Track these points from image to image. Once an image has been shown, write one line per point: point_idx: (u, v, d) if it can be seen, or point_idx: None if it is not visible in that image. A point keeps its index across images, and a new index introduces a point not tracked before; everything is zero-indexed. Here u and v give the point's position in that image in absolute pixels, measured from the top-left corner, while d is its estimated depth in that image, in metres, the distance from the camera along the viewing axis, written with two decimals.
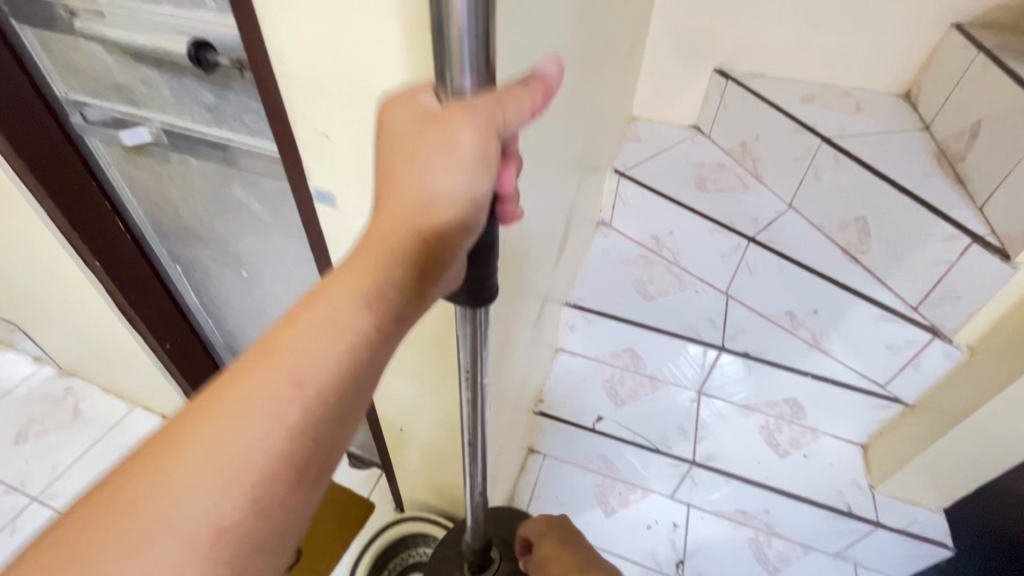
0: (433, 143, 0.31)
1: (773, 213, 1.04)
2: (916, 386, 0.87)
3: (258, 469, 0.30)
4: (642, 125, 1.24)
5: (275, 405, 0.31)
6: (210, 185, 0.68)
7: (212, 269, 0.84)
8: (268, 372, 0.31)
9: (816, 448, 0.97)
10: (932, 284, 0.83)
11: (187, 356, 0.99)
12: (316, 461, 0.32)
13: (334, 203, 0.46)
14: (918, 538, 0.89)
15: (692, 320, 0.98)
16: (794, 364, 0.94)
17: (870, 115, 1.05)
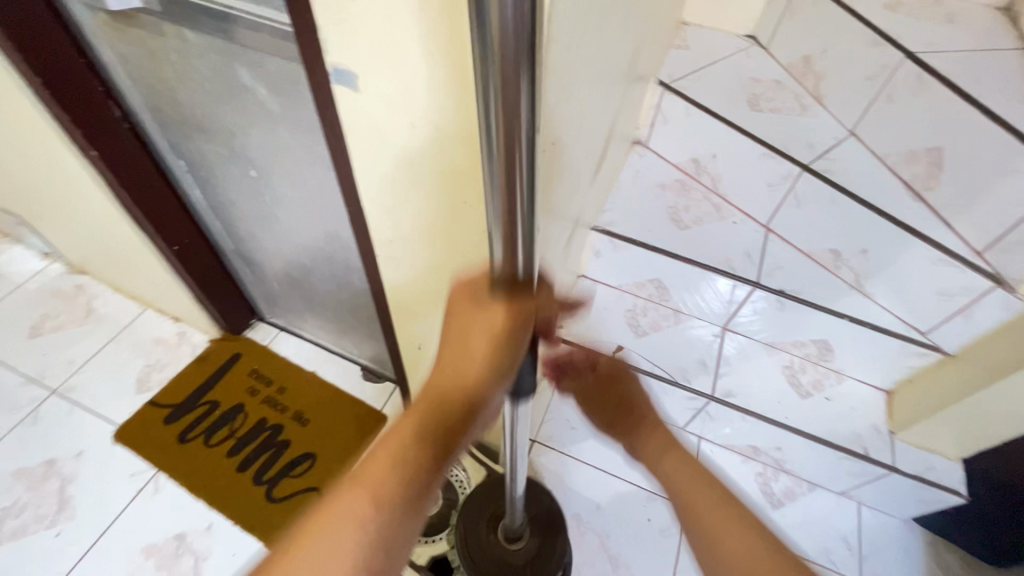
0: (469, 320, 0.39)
1: (831, 139, 0.93)
2: (964, 334, 0.80)
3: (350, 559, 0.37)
4: (692, 32, 1.11)
5: (349, 517, 0.38)
6: (211, 64, 0.59)
7: (217, 166, 0.77)
8: (345, 504, 0.39)
9: (839, 391, 0.93)
10: (1006, 227, 0.76)
11: (196, 258, 0.95)
12: (389, 551, 0.38)
13: (355, 85, 0.39)
14: (930, 484, 0.88)
15: (726, 254, 0.92)
16: (830, 306, 0.89)
17: (962, 29, 0.91)
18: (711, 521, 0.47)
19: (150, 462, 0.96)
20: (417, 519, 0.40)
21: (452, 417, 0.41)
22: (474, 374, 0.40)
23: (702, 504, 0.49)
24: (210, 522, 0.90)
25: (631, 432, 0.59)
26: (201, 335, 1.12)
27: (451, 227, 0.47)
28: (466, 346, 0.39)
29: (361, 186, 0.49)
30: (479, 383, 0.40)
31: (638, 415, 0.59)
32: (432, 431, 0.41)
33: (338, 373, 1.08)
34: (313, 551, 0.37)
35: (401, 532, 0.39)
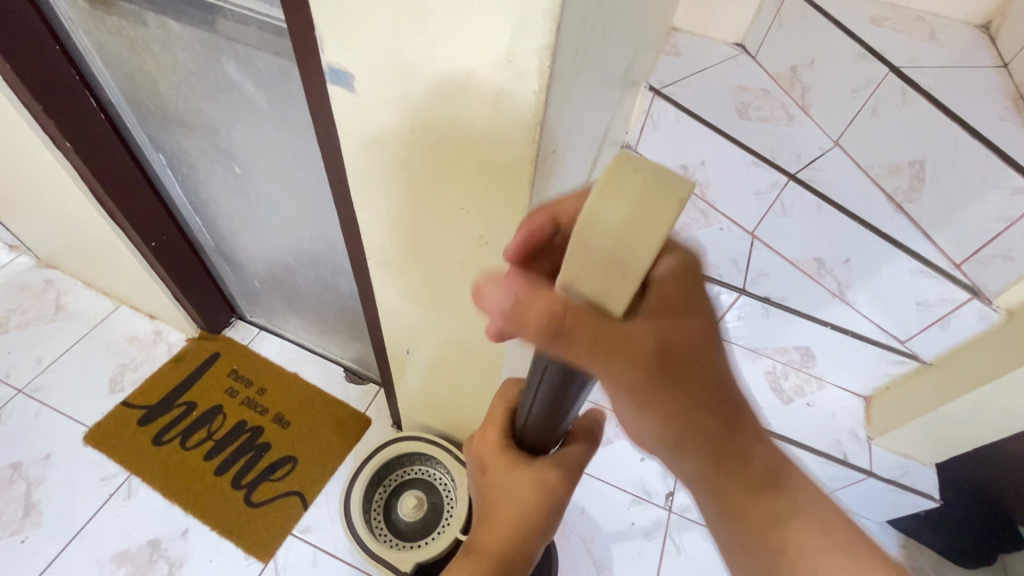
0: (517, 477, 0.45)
1: (816, 150, 0.94)
2: (941, 345, 0.83)
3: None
4: (682, 38, 1.12)
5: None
6: (195, 57, 0.57)
7: (199, 162, 0.75)
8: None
9: (820, 397, 0.98)
10: (987, 239, 0.76)
11: (174, 256, 0.92)
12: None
13: (352, 86, 0.38)
14: (906, 489, 0.90)
15: (715, 263, 0.96)
16: (813, 314, 0.92)
17: (943, 45, 0.93)
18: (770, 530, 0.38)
19: (122, 465, 0.93)
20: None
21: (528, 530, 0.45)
22: (529, 527, 0.45)
23: (747, 509, 0.38)
24: (186, 527, 0.88)
25: (699, 329, 0.33)
26: (178, 334, 1.09)
27: (446, 235, 0.46)
28: (515, 498, 0.45)
29: (355, 189, 0.48)
30: (535, 535, 0.45)
31: (716, 396, 0.34)
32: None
33: (321, 374, 1.06)
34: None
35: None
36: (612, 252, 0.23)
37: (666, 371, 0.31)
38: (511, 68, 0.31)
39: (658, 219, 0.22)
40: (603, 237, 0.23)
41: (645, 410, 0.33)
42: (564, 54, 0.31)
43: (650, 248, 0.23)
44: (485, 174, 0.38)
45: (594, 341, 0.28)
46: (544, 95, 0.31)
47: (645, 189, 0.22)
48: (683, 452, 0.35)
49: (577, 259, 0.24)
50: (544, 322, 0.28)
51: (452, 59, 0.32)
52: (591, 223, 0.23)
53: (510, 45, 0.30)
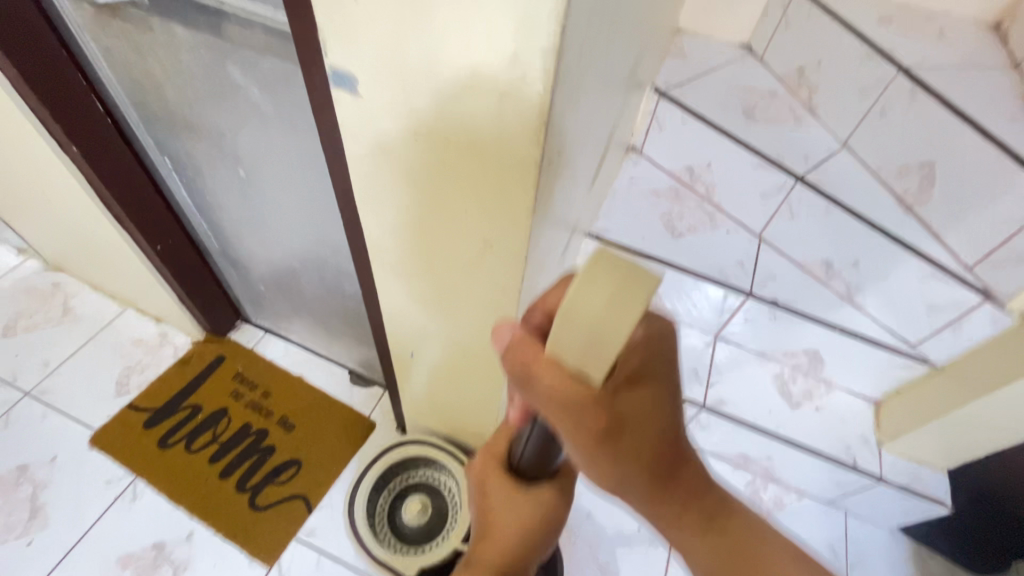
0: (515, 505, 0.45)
1: (823, 151, 0.94)
2: (952, 348, 0.82)
3: None
4: (687, 39, 1.11)
5: None
6: (201, 62, 0.57)
7: (205, 166, 0.75)
8: None
9: (829, 401, 0.94)
10: (996, 243, 0.76)
11: (180, 259, 0.93)
12: None
13: (355, 89, 0.37)
14: (917, 495, 0.89)
15: (721, 262, 0.90)
16: (821, 316, 0.88)
17: (953, 45, 0.92)
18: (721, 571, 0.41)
19: (127, 468, 0.93)
20: None
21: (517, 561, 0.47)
22: (523, 547, 0.46)
23: (698, 552, 0.41)
24: (191, 531, 0.88)
25: (658, 399, 0.35)
26: (183, 337, 1.09)
27: (448, 238, 0.46)
28: (513, 518, 0.46)
29: (359, 192, 0.47)
30: (526, 557, 0.47)
31: (667, 458, 0.37)
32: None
33: (326, 377, 1.06)
34: None
35: None
36: (591, 332, 0.26)
37: (622, 437, 0.34)
38: (515, 70, 0.30)
39: (628, 311, 0.25)
40: (581, 321, 0.26)
41: (600, 469, 0.36)
42: (569, 55, 0.30)
43: (622, 333, 0.26)
44: (489, 178, 0.38)
45: (556, 406, 0.31)
46: (549, 96, 0.31)
47: (618, 286, 0.26)
48: (623, 495, 0.39)
49: (561, 336, 0.28)
50: (519, 375, 0.32)
51: (456, 62, 0.32)
52: (570, 311, 0.26)
53: (515, 47, 0.29)
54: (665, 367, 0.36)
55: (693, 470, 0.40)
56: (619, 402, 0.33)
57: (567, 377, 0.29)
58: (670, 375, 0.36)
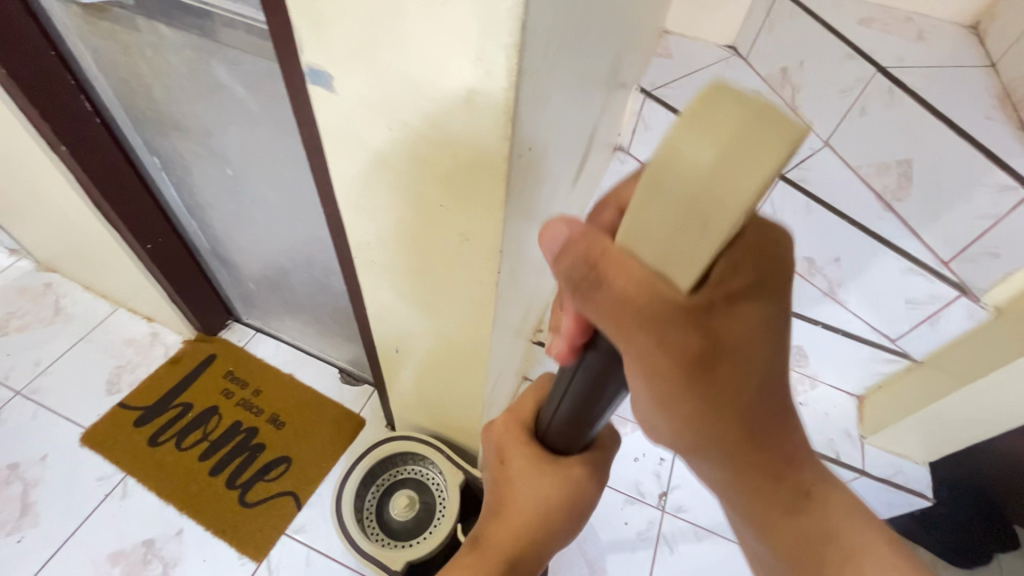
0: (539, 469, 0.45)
1: (806, 150, 0.94)
2: (931, 342, 0.84)
3: None
4: (673, 41, 1.13)
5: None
6: (186, 61, 0.58)
7: (193, 164, 0.76)
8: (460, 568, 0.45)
9: (813, 396, 0.97)
10: (972, 238, 0.76)
11: (170, 258, 0.93)
12: None
13: (331, 85, 0.38)
14: (899, 489, 0.91)
15: None
16: (804, 312, 0.94)
17: (931, 46, 0.94)
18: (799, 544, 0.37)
19: (118, 465, 0.93)
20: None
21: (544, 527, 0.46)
22: (546, 522, 0.45)
23: (774, 524, 0.36)
24: (181, 527, 0.88)
25: (770, 319, 0.28)
26: (175, 336, 1.10)
27: (425, 233, 0.47)
28: (536, 489, 0.45)
29: (339, 188, 0.48)
30: (550, 533, 0.46)
31: (765, 404, 0.31)
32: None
33: (316, 375, 1.07)
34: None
35: None
36: (690, 199, 0.21)
37: (707, 370, 0.28)
38: (480, 67, 0.31)
39: (756, 163, 0.19)
40: (683, 179, 0.20)
41: (678, 409, 0.30)
42: (532, 52, 0.31)
43: (746, 197, 0.20)
44: (461, 172, 0.39)
45: (632, 312, 0.25)
46: (513, 92, 0.32)
47: (743, 130, 0.19)
48: (704, 451, 0.33)
49: (649, 209, 0.22)
50: (582, 273, 0.27)
51: (424, 57, 0.33)
52: (673, 164, 0.20)
53: (479, 44, 0.30)
54: (787, 284, 0.28)
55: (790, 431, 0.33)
56: (717, 321, 0.26)
57: (645, 276, 0.24)
58: (787, 298, 0.29)
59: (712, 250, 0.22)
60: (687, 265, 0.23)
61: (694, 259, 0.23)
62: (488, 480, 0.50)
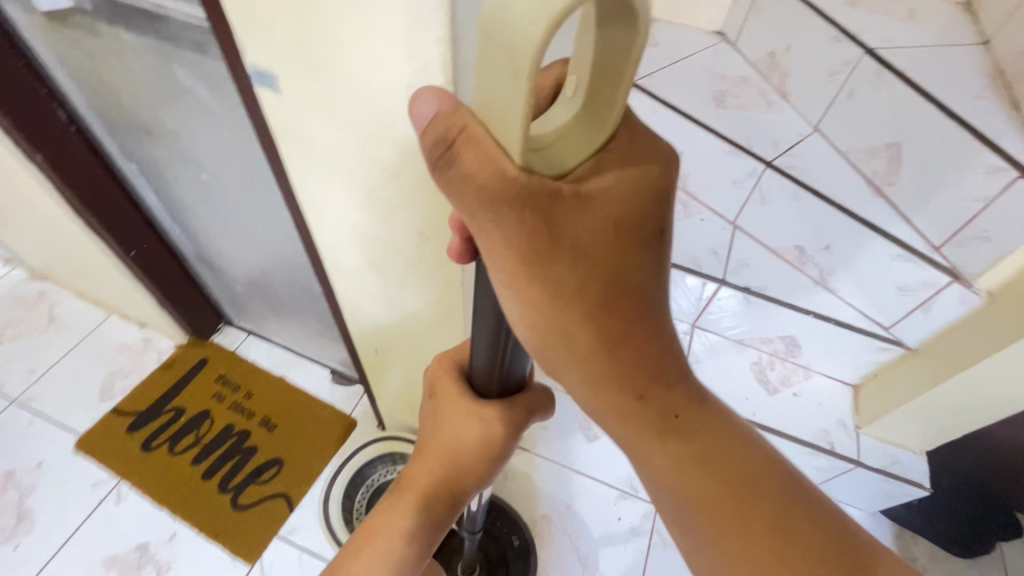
0: (462, 415, 0.45)
1: (795, 136, 0.93)
2: (925, 330, 0.81)
3: (390, 549, 0.47)
4: (660, 28, 1.11)
5: (391, 520, 0.47)
6: (150, 65, 0.58)
7: (169, 169, 0.75)
8: (391, 505, 0.48)
9: (806, 387, 0.95)
10: (964, 221, 0.74)
11: (157, 264, 0.94)
12: (419, 545, 0.48)
13: (276, 88, 0.38)
14: (895, 478, 0.88)
15: (693, 250, 0.92)
16: (794, 301, 0.89)
17: (922, 24, 0.91)
18: (693, 483, 0.34)
19: (112, 471, 0.94)
20: (440, 528, 0.49)
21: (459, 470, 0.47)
22: (461, 462, 0.46)
23: (659, 459, 0.34)
24: (174, 531, 0.89)
25: (630, 209, 0.27)
26: (167, 341, 1.10)
27: (388, 235, 0.47)
28: (455, 426, 0.45)
29: (300, 191, 0.48)
30: (467, 468, 0.46)
31: (635, 307, 0.29)
32: (425, 516, 0.48)
33: (308, 377, 1.07)
34: (374, 539, 0.47)
35: (429, 539, 0.48)
36: (502, 41, 0.20)
37: (553, 259, 0.27)
38: (416, 62, 0.31)
39: None
40: (499, 21, 0.20)
41: (529, 303, 0.29)
42: (468, 48, 0.31)
43: (540, 28, 0.18)
44: (416, 173, 0.39)
45: (474, 191, 0.24)
46: (451, 86, 0.31)
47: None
48: (572, 358, 0.31)
49: (488, 60, 0.21)
50: (439, 151, 0.24)
51: (361, 61, 0.32)
52: (501, 8, 0.19)
53: (416, 46, 0.30)
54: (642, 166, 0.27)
55: (665, 340, 0.32)
56: (561, 211, 0.25)
57: (492, 153, 0.23)
58: (648, 197, 0.28)
59: (527, 102, 0.20)
60: (511, 126, 0.21)
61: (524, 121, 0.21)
62: (420, 419, 0.49)
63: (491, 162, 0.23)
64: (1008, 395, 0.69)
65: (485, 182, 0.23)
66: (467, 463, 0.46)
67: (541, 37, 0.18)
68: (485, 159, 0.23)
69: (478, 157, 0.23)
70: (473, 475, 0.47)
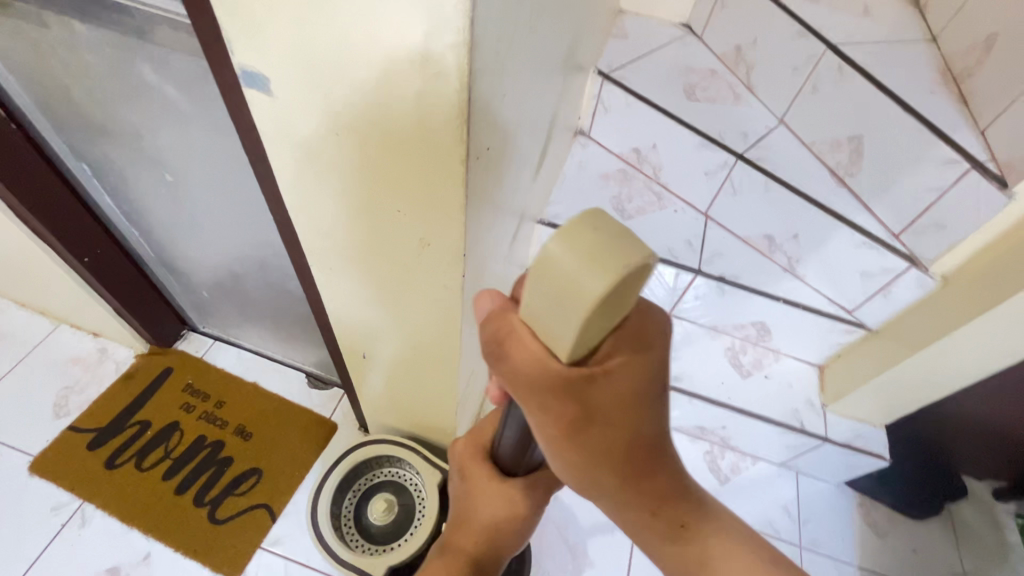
0: (491, 493, 0.45)
1: (762, 129, 0.96)
2: (885, 311, 0.86)
3: None
4: (629, 20, 1.12)
5: None
6: (107, 59, 0.53)
7: (128, 170, 0.70)
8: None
9: (777, 368, 0.99)
10: (920, 210, 0.79)
11: (113, 270, 0.88)
12: None
13: (268, 89, 0.36)
14: (859, 451, 0.95)
15: (669, 243, 0.92)
16: (766, 288, 0.91)
17: (876, 20, 0.95)
18: None
19: (73, 493, 0.88)
20: None
21: (489, 550, 0.46)
22: (494, 538, 0.46)
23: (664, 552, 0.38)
24: (148, 551, 0.85)
25: (654, 379, 0.28)
26: (125, 350, 1.04)
27: (384, 241, 0.46)
28: (489, 511, 0.45)
29: (288, 194, 0.46)
30: (497, 552, 0.47)
31: (653, 447, 0.32)
32: None
33: (283, 382, 1.03)
34: None
35: None
36: (558, 293, 0.22)
37: (591, 426, 0.29)
38: (428, 68, 0.29)
39: (603, 270, 0.21)
40: (551, 277, 0.22)
41: (569, 456, 0.31)
42: (482, 52, 0.30)
43: (587, 295, 0.21)
44: (418, 179, 0.37)
45: (525, 383, 0.27)
46: (466, 93, 0.30)
47: (603, 244, 0.21)
48: (601, 492, 0.34)
49: (537, 297, 0.23)
50: (493, 350, 0.27)
51: (368, 62, 0.31)
52: (547, 267, 0.22)
53: (428, 49, 0.28)
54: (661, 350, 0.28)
55: (673, 466, 0.34)
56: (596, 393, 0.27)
57: (538, 356, 0.26)
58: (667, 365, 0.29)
59: (574, 332, 0.23)
60: (560, 345, 0.24)
61: (570, 342, 0.23)
62: (449, 496, 0.50)
63: (544, 365, 0.26)
64: (964, 368, 0.75)
65: (540, 375, 0.26)
66: (499, 542, 0.46)
67: (594, 300, 0.21)
68: (539, 364, 0.26)
69: (532, 360, 0.26)
70: (502, 552, 0.47)
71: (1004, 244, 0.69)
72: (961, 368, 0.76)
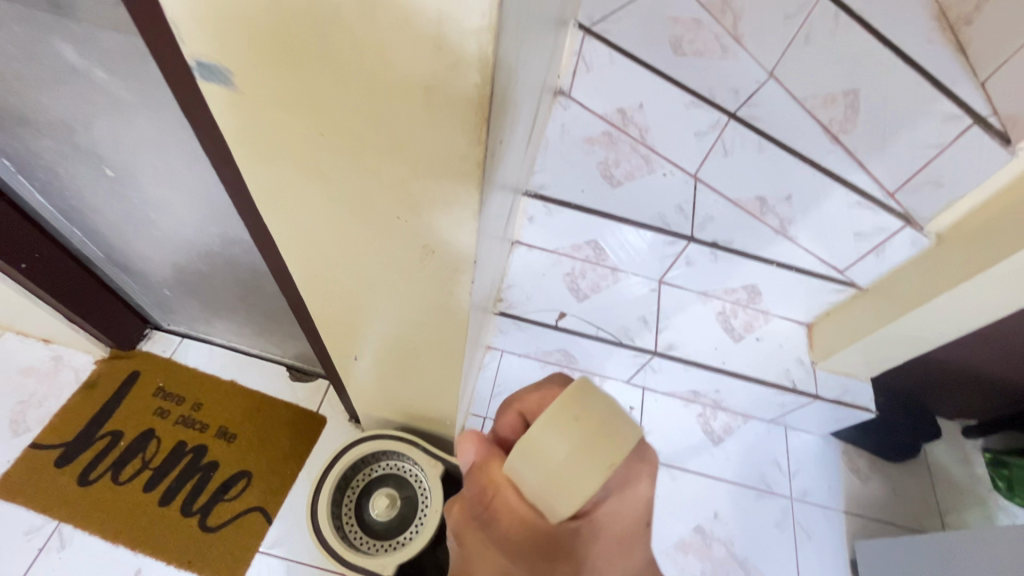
0: None
1: (751, 86, 0.81)
2: (876, 271, 0.89)
3: None
4: None
5: None
6: (19, 38, 0.45)
7: (61, 165, 0.61)
8: None
9: (767, 330, 1.00)
10: (917, 168, 0.78)
11: (58, 274, 0.79)
12: None
13: (230, 80, 0.29)
14: (847, 405, 0.97)
15: (660, 210, 0.90)
16: (759, 253, 0.92)
17: None
18: None
19: (47, 514, 0.82)
20: None
21: None
22: None
23: None
24: (139, 566, 0.81)
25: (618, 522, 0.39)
26: (83, 356, 0.95)
27: (378, 247, 0.40)
28: None
29: (260, 195, 0.40)
30: None
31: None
32: None
33: (263, 377, 0.97)
34: None
35: None
36: (550, 465, 0.35)
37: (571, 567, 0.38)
38: (441, 58, 0.24)
39: (583, 448, 0.35)
40: (547, 457, 0.35)
41: None
42: (506, 34, 0.24)
43: (577, 462, 0.34)
44: (422, 183, 0.32)
45: (512, 527, 0.38)
46: (488, 87, 0.25)
47: (583, 433, 0.35)
48: None
49: (532, 471, 0.36)
50: (485, 500, 0.40)
51: (362, 50, 0.25)
52: (544, 450, 0.35)
53: (442, 35, 0.23)
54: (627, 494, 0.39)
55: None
56: (585, 539, 0.37)
57: (519, 506, 0.38)
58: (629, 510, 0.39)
59: (561, 491, 0.35)
60: (552, 500, 0.36)
61: (565, 497, 0.35)
62: None
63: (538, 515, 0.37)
64: (959, 322, 0.78)
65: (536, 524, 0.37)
66: None
67: (576, 463, 0.34)
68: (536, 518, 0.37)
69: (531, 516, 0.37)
70: None
71: (1006, 201, 0.71)
72: (954, 323, 0.78)
